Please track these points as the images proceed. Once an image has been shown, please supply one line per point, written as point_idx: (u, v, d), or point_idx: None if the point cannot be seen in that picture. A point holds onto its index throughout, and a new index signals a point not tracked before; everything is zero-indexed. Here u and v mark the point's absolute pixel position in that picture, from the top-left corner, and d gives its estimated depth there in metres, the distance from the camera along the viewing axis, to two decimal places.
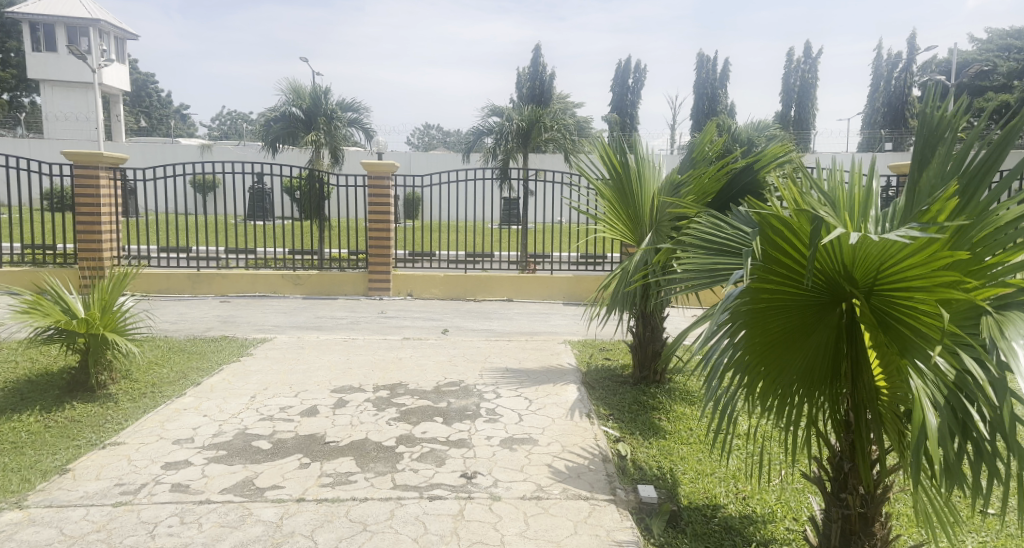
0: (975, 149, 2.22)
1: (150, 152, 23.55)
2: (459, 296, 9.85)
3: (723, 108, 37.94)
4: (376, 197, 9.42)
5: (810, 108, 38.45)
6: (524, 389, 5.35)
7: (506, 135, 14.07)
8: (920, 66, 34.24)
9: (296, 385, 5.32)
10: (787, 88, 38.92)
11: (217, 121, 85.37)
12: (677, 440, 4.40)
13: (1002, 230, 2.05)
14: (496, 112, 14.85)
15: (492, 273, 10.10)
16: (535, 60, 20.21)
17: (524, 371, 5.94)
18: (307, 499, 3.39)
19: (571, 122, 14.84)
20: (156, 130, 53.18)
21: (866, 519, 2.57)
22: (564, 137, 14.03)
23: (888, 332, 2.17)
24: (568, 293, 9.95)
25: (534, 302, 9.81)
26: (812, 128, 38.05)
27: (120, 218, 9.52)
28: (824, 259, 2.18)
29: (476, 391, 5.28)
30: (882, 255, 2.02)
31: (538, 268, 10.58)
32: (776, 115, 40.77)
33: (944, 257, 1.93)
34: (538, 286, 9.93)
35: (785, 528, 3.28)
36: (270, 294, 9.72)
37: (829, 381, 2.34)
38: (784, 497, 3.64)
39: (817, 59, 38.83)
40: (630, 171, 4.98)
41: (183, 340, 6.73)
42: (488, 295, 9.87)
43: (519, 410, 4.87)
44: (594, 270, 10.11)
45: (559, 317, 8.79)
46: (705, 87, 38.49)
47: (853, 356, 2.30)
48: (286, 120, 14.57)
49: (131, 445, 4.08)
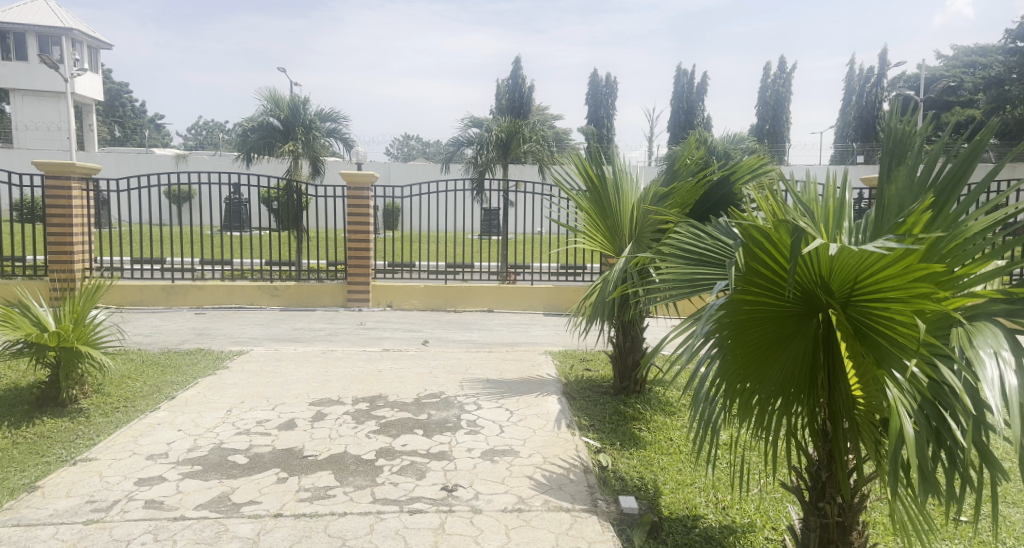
0: (941, 161, 2.27)
1: (124, 162, 23.22)
2: (440, 307, 9.81)
3: (699, 121, 38.55)
4: (356, 208, 9.36)
5: (783, 121, 39.22)
6: (505, 401, 5.34)
7: (485, 145, 14.10)
8: (889, 81, 35.16)
9: (273, 398, 5.25)
10: (762, 102, 39.65)
11: (193, 131, 84.39)
12: (657, 451, 4.41)
13: (970, 241, 2.11)
14: (476, 123, 14.90)
15: (473, 283, 10.08)
16: (514, 72, 20.34)
17: (505, 382, 5.93)
18: (284, 515, 3.34)
19: (550, 133, 14.94)
20: (129, 141, 52.51)
21: (843, 527, 2.60)
22: (543, 148, 14.12)
23: (865, 342, 2.21)
24: (549, 303, 9.96)
25: (515, 313, 9.81)
26: (786, 141, 38.82)
27: (93, 229, 9.33)
28: (804, 269, 2.22)
29: (457, 403, 5.26)
30: (859, 265, 2.05)
31: (518, 279, 10.57)
32: (751, 128, 41.53)
33: (919, 270, 1.97)
34: (519, 297, 9.93)
35: (764, 537, 3.30)
36: (247, 305, 9.58)
37: (807, 390, 2.37)
38: (762, 507, 3.66)
39: (791, 74, 39.67)
40: (607, 185, 5.04)
41: (157, 353, 6.61)
42: (469, 306, 9.85)
43: (501, 421, 4.86)
44: (575, 281, 10.12)
45: (540, 327, 8.79)
46: (681, 99, 39.03)
47: (830, 366, 2.34)
48: (263, 130, 14.47)
49: (103, 461, 3.98)
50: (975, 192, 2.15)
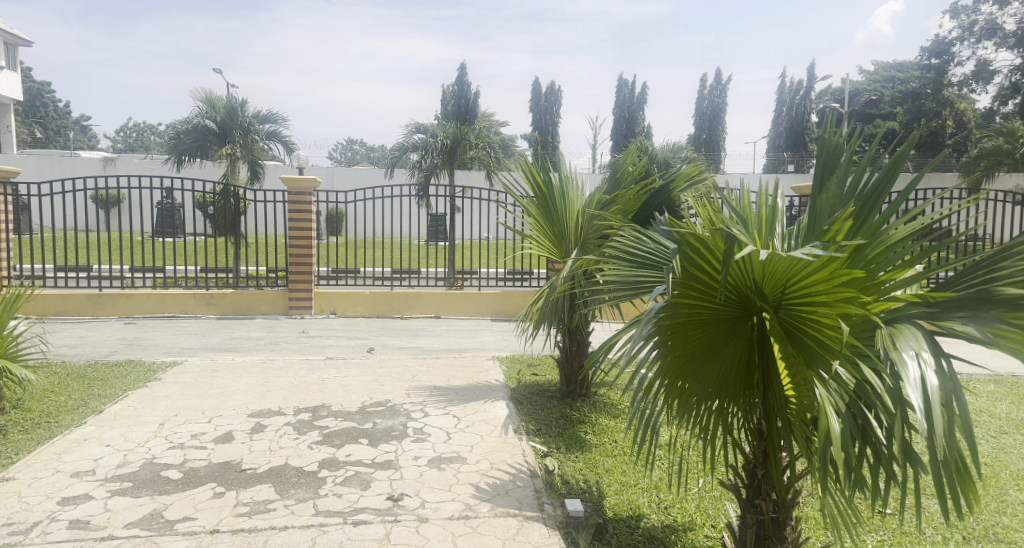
0: (867, 173, 2.40)
1: (45, 165, 22.00)
2: (385, 314, 9.68)
3: (640, 129, 39.53)
4: (297, 213, 9.15)
5: (719, 131, 40.66)
6: (452, 407, 5.31)
7: (431, 150, 14.03)
8: (816, 95, 36.98)
9: (209, 410, 5.06)
10: (699, 112, 40.98)
11: (122, 132, 80.68)
12: (602, 453, 4.48)
13: (891, 248, 2.24)
14: (421, 128, 14.81)
15: (419, 289, 9.98)
16: (459, 78, 20.36)
17: (452, 388, 5.90)
18: (222, 531, 3.22)
19: (496, 139, 14.99)
20: (50, 142, 49.73)
21: (778, 524, 2.69)
22: (488, 154, 14.16)
23: (795, 344, 2.31)
24: (496, 309, 9.96)
25: (462, 319, 9.77)
26: (722, 150, 40.25)
27: (10, 235, 8.78)
28: (737, 274, 2.30)
29: (403, 411, 5.20)
30: (787, 271, 2.15)
31: (466, 284, 10.53)
32: (689, 137, 42.87)
33: (842, 275, 2.08)
34: (466, 302, 9.90)
35: (704, 535, 3.39)
36: (181, 314, 9.21)
37: (743, 391, 2.45)
38: (703, 505, 3.77)
39: (726, 85, 41.20)
40: (554, 190, 5.10)
41: (82, 366, 6.26)
42: (415, 312, 9.75)
43: (448, 428, 4.83)
44: (522, 286, 10.17)
45: (486, 333, 8.78)
46: (623, 108, 39.95)
47: (764, 367, 2.43)
48: (198, 132, 13.97)
49: (21, 481, 3.74)
50: (896, 202, 2.28)
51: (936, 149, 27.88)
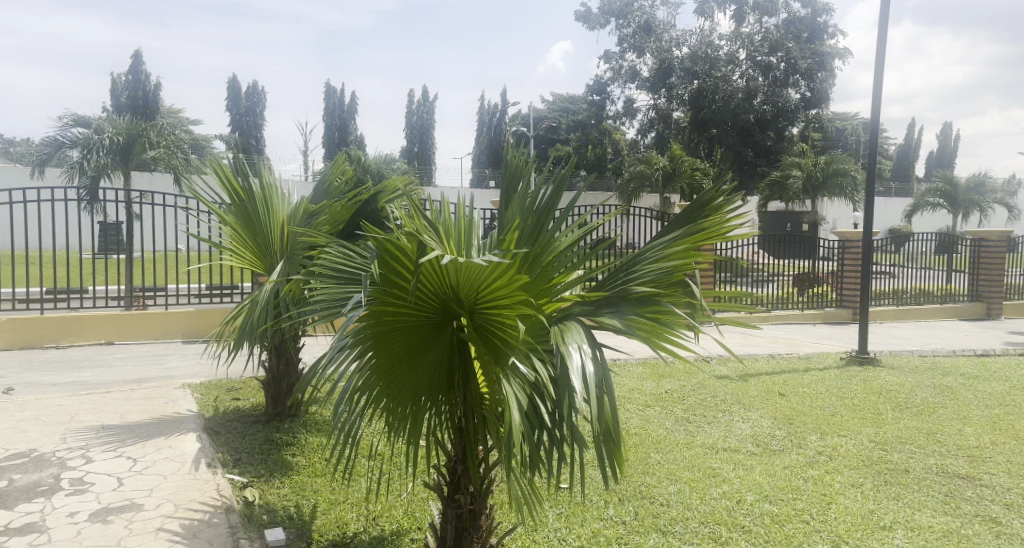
0: (542, 190, 2.68)
1: None
2: (34, 345, 7.87)
3: (352, 139, 39.29)
4: None
5: (428, 145, 42.62)
6: (126, 448, 4.52)
7: (96, 147, 11.88)
8: (510, 118, 41.24)
9: None
10: (409, 126, 42.39)
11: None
12: (309, 474, 4.25)
13: (560, 255, 2.50)
14: (82, 121, 12.47)
15: (85, 312, 8.34)
16: (137, 67, 17.72)
17: (128, 426, 5.03)
18: None
19: (185, 139, 13.39)
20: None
21: (474, 515, 2.84)
22: (174, 155, 12.56)
23: (486, 345, 2.45)
24: (189, 330, 8.84)
25: (145, 344, 8.44)
26: (431, 164, 42.25)
27: None
28: (431, 281, 2.33)
29: (56, 460, 4.25)
30: (476, 277, 2.25)
31: (150, 304, 9.14)
32: (401, 150, 44.06)
33: (518, 279, 2.23)
34: (150, 325, 8.59)
35: (409, 539, 3.44)
36: None
37: (443, 393, 2.52)
38: (409, 510, 3.82)
39: (433, 103, 43.43)
40: (255, 199, 4.67)
41: None
42: (78, 341, 8.12)
43: (120, 474, 4.09)
44: (220, 303, 9.21)
45: (176, 358, 7.72)
46: (333, 116, 39.30)
47: (463, 369, 2.52)
48: None
49: None
50: (563, 215, 2.58)
51: (604, 172, 33.32)
